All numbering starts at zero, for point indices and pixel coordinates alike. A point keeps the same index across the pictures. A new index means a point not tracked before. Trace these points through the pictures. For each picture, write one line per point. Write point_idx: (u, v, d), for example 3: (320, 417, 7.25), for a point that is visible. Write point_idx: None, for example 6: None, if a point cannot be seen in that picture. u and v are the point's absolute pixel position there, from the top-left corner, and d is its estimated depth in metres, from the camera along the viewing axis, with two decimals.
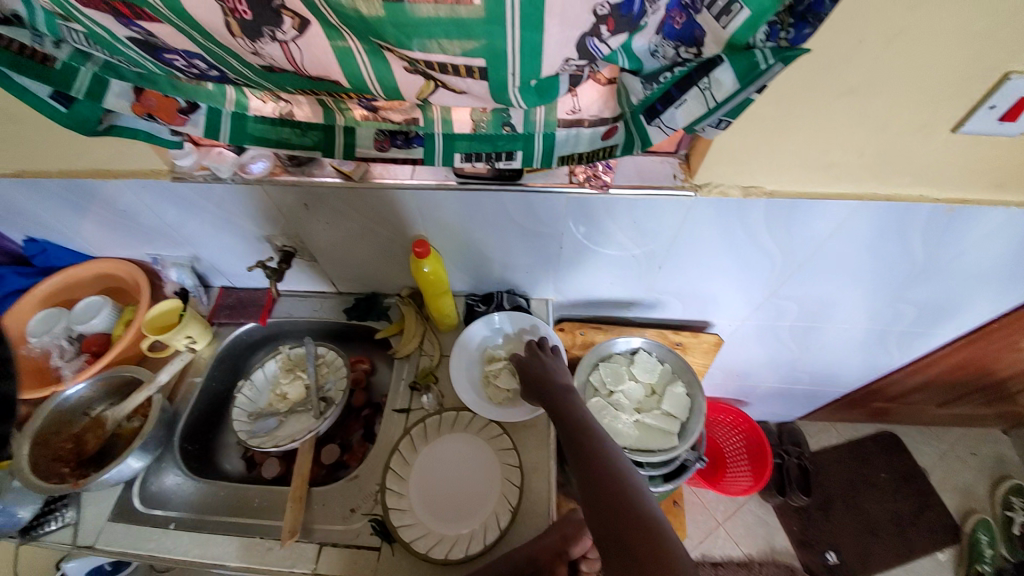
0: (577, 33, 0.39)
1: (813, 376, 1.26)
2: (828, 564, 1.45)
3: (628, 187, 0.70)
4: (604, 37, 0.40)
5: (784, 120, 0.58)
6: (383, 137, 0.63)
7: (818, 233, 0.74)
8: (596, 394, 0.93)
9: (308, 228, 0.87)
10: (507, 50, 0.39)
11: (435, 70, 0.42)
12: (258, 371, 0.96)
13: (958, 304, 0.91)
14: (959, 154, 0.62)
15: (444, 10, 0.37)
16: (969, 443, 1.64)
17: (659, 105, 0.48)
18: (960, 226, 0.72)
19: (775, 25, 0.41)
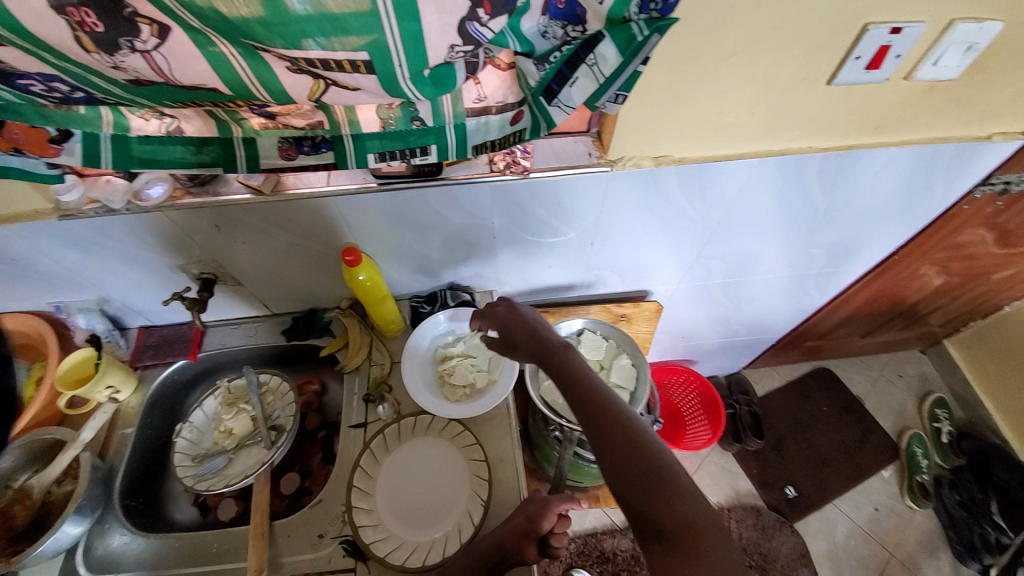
0: (456, 19, 0.39)
1: (749, 327, 1.35)
2: (787, 498, 1.57)
3: (548, 170, 0.72)
4: (483, 20, 0.40)
5: (679, 87, 0.61)
6: (287, 145, 0.61)
7: (729, 193, 0.80)
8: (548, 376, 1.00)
9: (227, 250, 0.82)
10: (389, 43, 0.39)
11: (318, 67, 0.41)
12: (196, 412, 0.90)
13: (860, 243, 1.01)
14: (839, 104, 0.67)
15: (313, 5, 0.36)
16: (892, 366, 1.83)
17: (555, 85, 0.50)
18: (849, 171, 0.79)
19: None
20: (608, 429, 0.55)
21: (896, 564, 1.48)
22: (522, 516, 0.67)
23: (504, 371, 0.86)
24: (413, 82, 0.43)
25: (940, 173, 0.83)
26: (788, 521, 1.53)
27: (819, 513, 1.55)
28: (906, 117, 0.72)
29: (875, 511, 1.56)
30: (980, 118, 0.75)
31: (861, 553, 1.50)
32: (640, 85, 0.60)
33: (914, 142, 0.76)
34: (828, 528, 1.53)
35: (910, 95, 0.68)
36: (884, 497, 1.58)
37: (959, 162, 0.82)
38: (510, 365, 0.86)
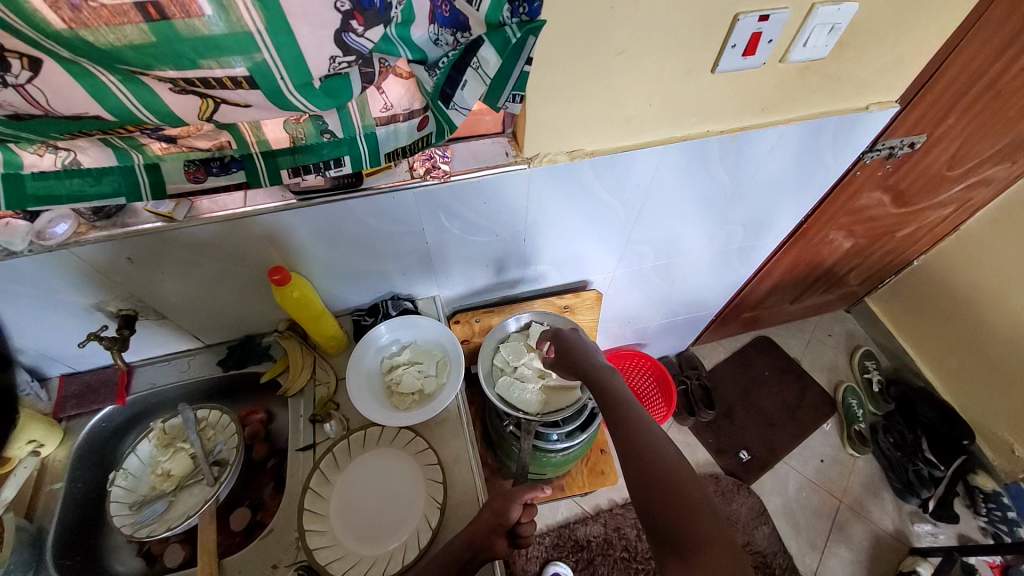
0: (330, 31, 0.40)
1: (688, 306, 1.43)
2: (742, 461, 1.66)
3: (468, 172, 0.73)
4: (359, 32, 0.41)
5: (579, 84, 0.65)
6: (194, 168, 0.59)
7: (643, 180, 0.85)
8: (503, 374, 1.00)
9: (148, 285, 0.79)
10: (268, 59, 0.40)
11: (200, 85, 0.41)
12: (129, 458, 0.84)
13: (770, 217, 1.10)
14: (726, 89, 0.73)
15: (178, 24, 0.36)
16: (822, 326, 1.98)
17: (449, 88, 0.51)
18: (746, 149, 0.86)
19: (513, 2, 0.48)
20: (636, 440, 0.61)
21: (843, 508, 1.60)
22: (490, 511, 0.73)
23: (451, 374, 0.87)
24: (300, 93, 0.43)
25: (829, 145, 0.92)
26: (745, 483, 1.62)
27: (772, 471, 1.65)
28: (788, 97, 0.79)
29: (821, 462, 1.68)
30: (855, 92, 0.83)
31: (812, 503, 1.61)
32: (541, 84, 0.63)
33: (802, 118, 0.84)
34: (781, 484, 1.63)
35: (789, 76, 0.75)
36: (829, 449, 1.71)
37: (842, 135, 0.90)
38: (457, 367, 0.87)
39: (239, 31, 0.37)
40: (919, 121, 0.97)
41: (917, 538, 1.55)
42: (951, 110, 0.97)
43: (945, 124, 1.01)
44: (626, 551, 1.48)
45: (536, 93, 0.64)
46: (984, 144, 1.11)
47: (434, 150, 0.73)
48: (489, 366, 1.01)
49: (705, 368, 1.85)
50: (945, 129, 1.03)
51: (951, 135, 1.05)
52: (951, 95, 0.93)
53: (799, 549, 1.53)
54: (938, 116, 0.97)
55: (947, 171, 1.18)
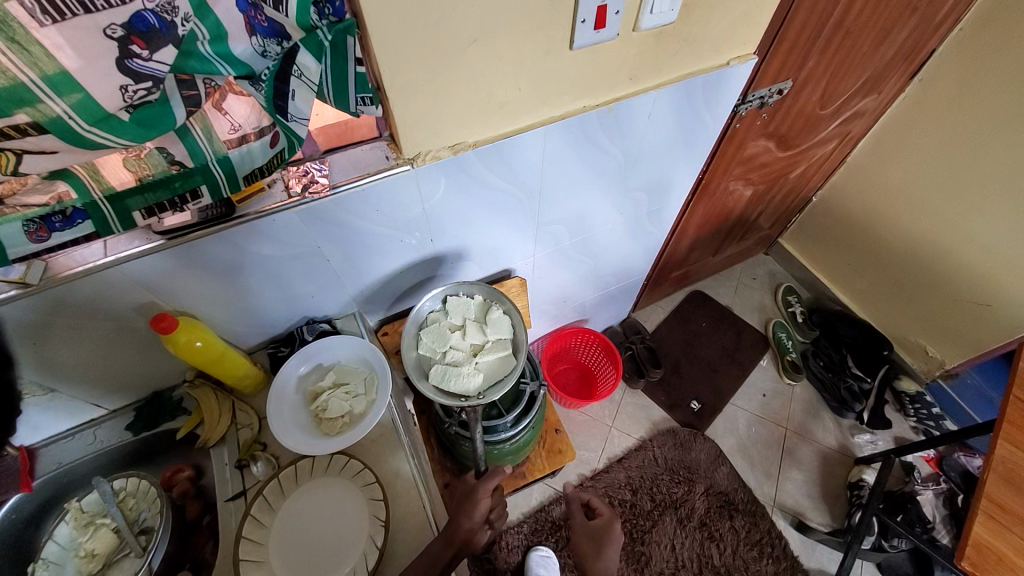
0: (109, 61, 0.39)
1: (616, 275, 1.48)
2: (694, 410, 1.75)
3: (349, 181, 0.71)
4: (145, 56, 0.40)
5: (439, 78, 0.65)
6: (35, 227, 0.53)
7: (535, 161, 0.86)
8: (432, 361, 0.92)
9: (20, 360, 0.71)
10: (49, 105, 0.38)
11: None
12: (47, 544, 0.77)
13: (670, 178, 1.14)
14: (589, 64, 0.75)
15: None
16: (747, 271, 2.11)
17: (280, 102, 0.53)
18: (627, 118, 0.89)
19: (318, 5, 0.49)
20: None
21: (790, 434, 1.73)
22: (463, 515, 0.74)
23: (380, 388, 0.85)
24: (101, 129, 0.42)
25: (705, 102, 0.97)
26: (700, 431, 1.71)
27: (722, 414, 1.75)
28: (653, 63, 0.82)
29: (764, 397, 1.80)
30: (715, 50, 0.88)
31: (762, 436, 1.72)
32: (400, 83, 0.62)
33: (672, 81, 0.88)
34: (732, 424, 1.73)
35: (648, 43, 0.78)
36: (769, 383, 1.83)
37: (712, 91, 0.95)
38: (384, 381, 0.85)
39: (7, 83, 0.36)
40: (783, 68, 1.04)
41: (858, 449, 1.70)
42: (808, 54, 1.05)
43: (806, 68, 1.09)
44: None
45: (397, 92, 0.63)
46: (847, 80, 1.21)
47: (310, 165, 0.71)
48: (415, 356, 0.92)
49: (648, 330, 1.92)
50: (808, 73, 1.11)
51: (814, 77, 1.14)
52: (804, 41, 1.00)
53: (756, 480, 1.63)
54: (798, 61, 1.05)
55: (820, 110, 1.28)
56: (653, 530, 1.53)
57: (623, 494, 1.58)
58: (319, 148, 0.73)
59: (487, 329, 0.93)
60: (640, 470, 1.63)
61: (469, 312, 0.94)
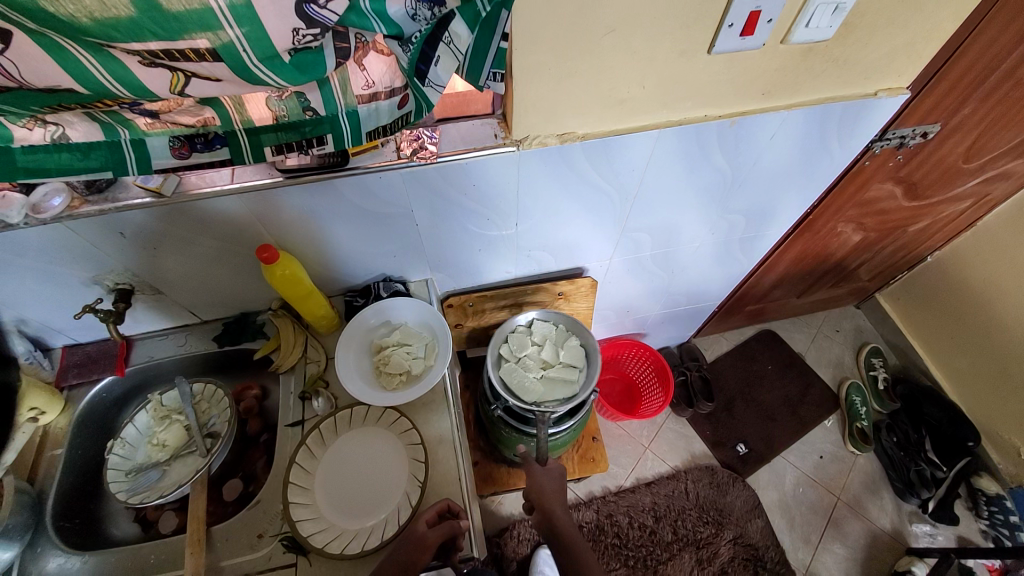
0: (289, 2, 0.40)
1: (688, 297, 1.41)
2: (739, 454, 1.65)
3: (455, 153, 0.72)
4: (321, 4, 0.41)
5: (568, 65, 0.64)
6: (178, 144, 0.60)
7: (638, 164, 0.83)
8: (506, 362, 1.03)
9: (146, 261, 0.81)
10: (232, 37, 0.40)
11: (165, 57, 0.41)
12: (127, 427, 0.87)
13: (773, 207, 1.07)
14: (723, 72, 0.71)
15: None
16: (830, 322, 1.94)
17: (422, 66, 0.53)
18: (746, 135, 0.83)
19: None
20: (565, 555, 0.81)
21: (840, 504, 1.59)
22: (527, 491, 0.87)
23: (439, 357, 0.87)
24: (266, 66, 0.43)
25: (836, 131, 0.88)
26: (741, 476, 1.61)
27: (769, 465, 1.64)
28: (790, 80, 0.76)
29: (821, 458, 1.66)
30: (864, 76, 0.80)
31: (809, 498, 1.60)
32: (528, 63, 0.62)
33: (805, 104, 0.81)
34: (778, 478, 1.62)
35: (791, 58, 0.72)
36: (829, 445, 1.68)
37: (848, 123, 0.87)
38: (445, 350, 0.88)
39: (201, 8, 0.38)
40: (934, 108, 0.92)
41: (915, 539, 1.53)
42: (968, 98, 0.92)
43: (961, 114, 0.96)
44: (617, 538, 1.50)
45: (524, 71, 0.63)
46: (1002, 136, 1.06)
47: (421, 131, 0.72)
48: (496, 352, 1.03)
49: (706, 360, 1.83)
50: (960, 120, 0.98)
51: (967, 126, 1.00)
52: (966, 82, 0.88)
53: (792, 543, 1.52)
54: (953, 105, 0.93)
55: (964, 164, 1.13)
56: (669, 562, 1.47)
57: (645, 519, 1.53)
58: (434, 117, 0.75)
59: (561, 352, 1.01)
60: (668, 499, 1.57)
61: (550, 333, 1.03)
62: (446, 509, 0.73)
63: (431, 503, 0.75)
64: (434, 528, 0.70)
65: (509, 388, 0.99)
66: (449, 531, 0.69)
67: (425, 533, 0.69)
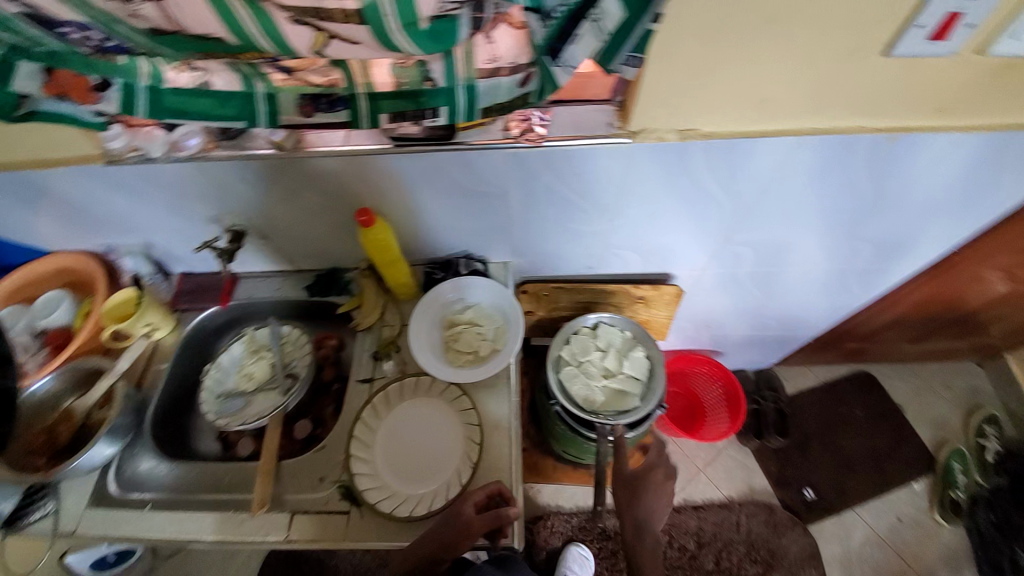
0: None
1: (781, 322, 1.29)
2: (804, 499, 1.51)
3: (565, 138, 0.69)
4: None
5: (709, 57, 0.58)
6: (305, 102, 0.63)
7: (764, 174, 0.74)
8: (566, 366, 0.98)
9: (256, 205, 0.86)
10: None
11: (313, 16, 0.40)
12: (223, 354, 0.95)
13: (912, 239, 0.92)
14: (892, 80, 0.61)
15: None
16: (938, 377, 1.68)
17: (558, 44, 0.49)
18: (901, 157, 0.72)
19: None
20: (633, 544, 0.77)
21: None
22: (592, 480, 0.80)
23: (509, 343, 0.86)
24: (405, 33, 0.42)
25: (1015, 162, 0.73)
26: (802, 522, 1.48)
27: (837, 519, 1.49)
28: (974, 98, 0.63)
29: (897, 522, 1.48)
30: None
31: (879, 564, 1.43)
32: (666, 50, 0.56)
33: (986, 127, 0.67)
34: (844, 533, 1.47)
35: (984, 73, 0.60)
36: (910, 509, 1.49)
37: None
38: (515, 337, 0.86)
39: None
40: None
41: None
42: None
43: None
44: None
45: (658, 60, 0.57)
46: None
47: (532, 111, 0.70)
48: (557, 354, 0.98)
49: (785, 392, 1.67)
50: None
51: None
52: None
53: None
54: None
55: None
56: None
57: (687, 541, 1.46)
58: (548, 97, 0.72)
59: (625, 363, 0.94)
60: (716, 528, 1.48)
61: (615, 340, 0.96)
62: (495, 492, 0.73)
63: (480, 484, 0.75)
64: (481, 514, 0.69)
65: (568, 393, 0.94)
66: (495, 519, 0.69)
67: (470, 520, 0.68)
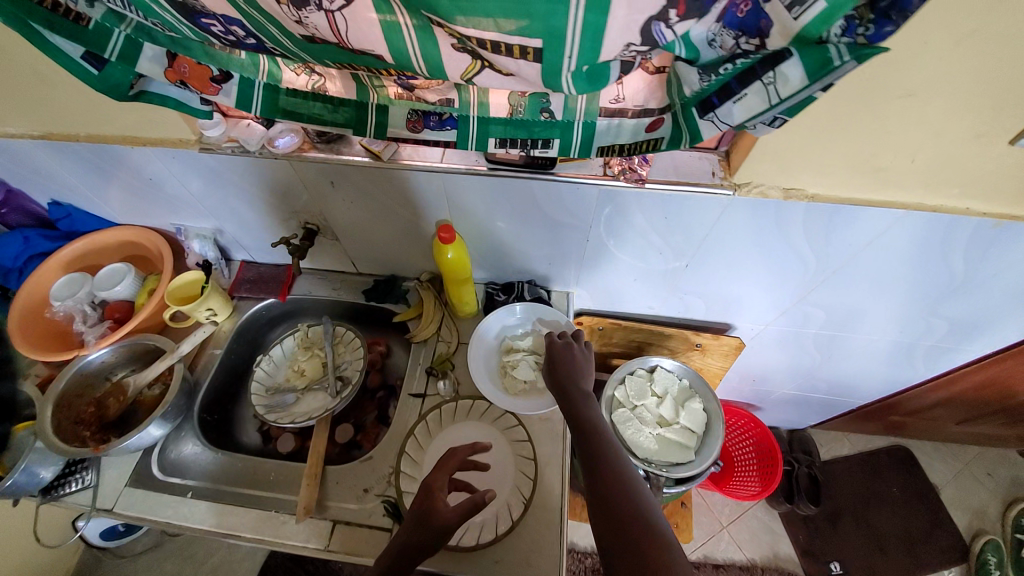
0: (643, 17, 0.39)
1: (830, 386, 1.25)
2: (830, 574, 1.44)
3: (664, 182, 0.68)
4: (671, 22, 0.40)
5: (835, 120, 0.56)
6: (415, 118, 0.63)
7: (856, 243, 0.73)
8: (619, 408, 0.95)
9: (334, 207, 0.86)
10: (566, 32, 0.39)
11: (487, 48, 0.41)
12: (276, 347, 0.96)
13: (994, 325, 0.89)
14: (1019, 166, 0.59)
15: None
16: (981, 462, 1.61)
17: (716, 98, 0.48)
18: (1006, 242, 0.69)
19: (851, 20, 0.39)
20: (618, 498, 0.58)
21: None
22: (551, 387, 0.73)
23: None
24: (576, 75, 0.43)
25: None
26: None
27: None
28: None
29: None
30: None
31: None
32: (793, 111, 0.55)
33: None
34: None
35: None
36: None
37: None
38: None
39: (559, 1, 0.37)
40: None
41: None
42: None
43: None
44: None
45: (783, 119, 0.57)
46: None
47: None
48: (611, 394, 0.96)
49: (818, 457, 1.61)
50: None
51: None
52: None
53: None
54: None
55: None
56: None
57: None
58: None
59: (682, 413, 0.92)
60: None
61: (672, 387, 0.95)
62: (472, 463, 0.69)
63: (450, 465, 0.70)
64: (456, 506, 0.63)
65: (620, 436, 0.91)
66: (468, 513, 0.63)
67: (442, 511, 0.63)
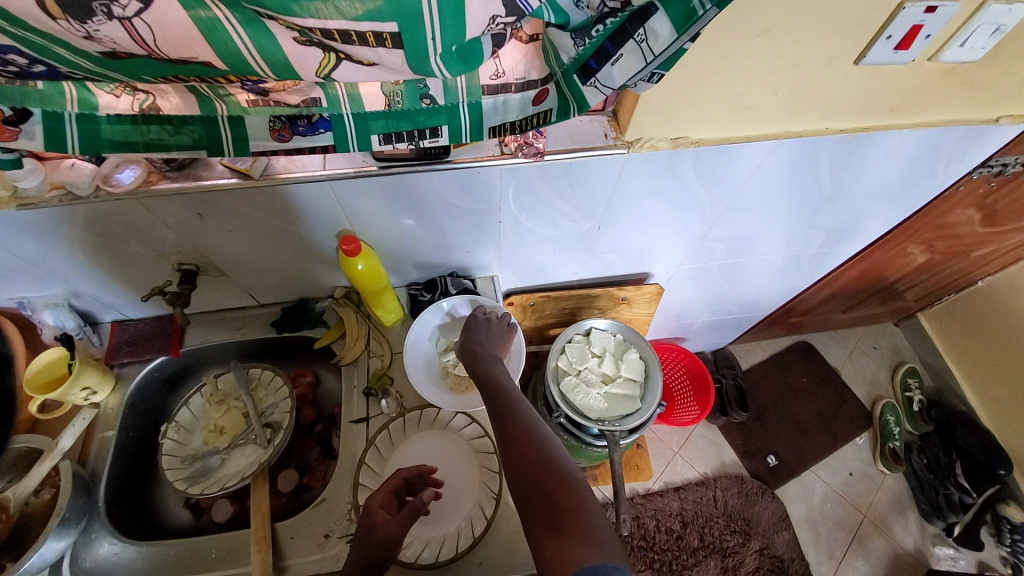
0: None
1: (740, 306, 1.38)
2: (768, 465, 1.64)
3: (562, 151, 0.67)
4: None
5: (705, 65, 0.58)
6: (280, 124, 0.54)
7: (741, 176, 0.78)
8: (565, 376, 0.98)
9: (211, 240, 0.75)
10: (422, 10, 0.37)
11: (336, 39, 0.38)
12: (181, 410, 0.84)
13: (859, 223, 1.01)
14: (860, 84, 0.66)
15: None
16: (868, 337, 1.90)
17: (594, 62, 0.47)
18: (860, 152, 0.78)
19: None
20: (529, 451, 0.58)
21: (866, 522, 1.58)
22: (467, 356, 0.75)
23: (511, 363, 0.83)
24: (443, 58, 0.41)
25: (945, 152, 0.82)
26: (770, 488, 1.60)
27: (798, 479, 1.63)
28: (924, 98, 0.70)
29: (850, 476, 1.65)
30: (991, 101, 0.74)
31: (836, 515, 1.59)
32: None
33: (927, 125, 0.75)
34: (807, 493, 1.61)
35: (931, 76, 0.66)
36: (859, 463, 1.67)
37: (961, 146, 0.81)
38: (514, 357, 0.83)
39: None
40: None
41: (937, 561, 1.53)
42: None
43: None
44: (643, 540, 1.50)
45: None
46: None
47: None
48: (555, 366, 0.98)
49: (741, 368, 1.80)
50: None
51: None
52: None
53: (816, 557, 1.52)
54: None
55: None
56: (695, 568, 1.48)
57: (672, 523, 1.53)
58: None
59: (623, 366, 0.96)
60: (696, 506, 1.56)
61: (609, 345, 0.98)
62: (415, 476, 0.69)
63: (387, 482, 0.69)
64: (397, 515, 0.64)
65: (571, 403, 0.94)
66: (407, 519, 0.63)
67: (380, 525, 0.63)
